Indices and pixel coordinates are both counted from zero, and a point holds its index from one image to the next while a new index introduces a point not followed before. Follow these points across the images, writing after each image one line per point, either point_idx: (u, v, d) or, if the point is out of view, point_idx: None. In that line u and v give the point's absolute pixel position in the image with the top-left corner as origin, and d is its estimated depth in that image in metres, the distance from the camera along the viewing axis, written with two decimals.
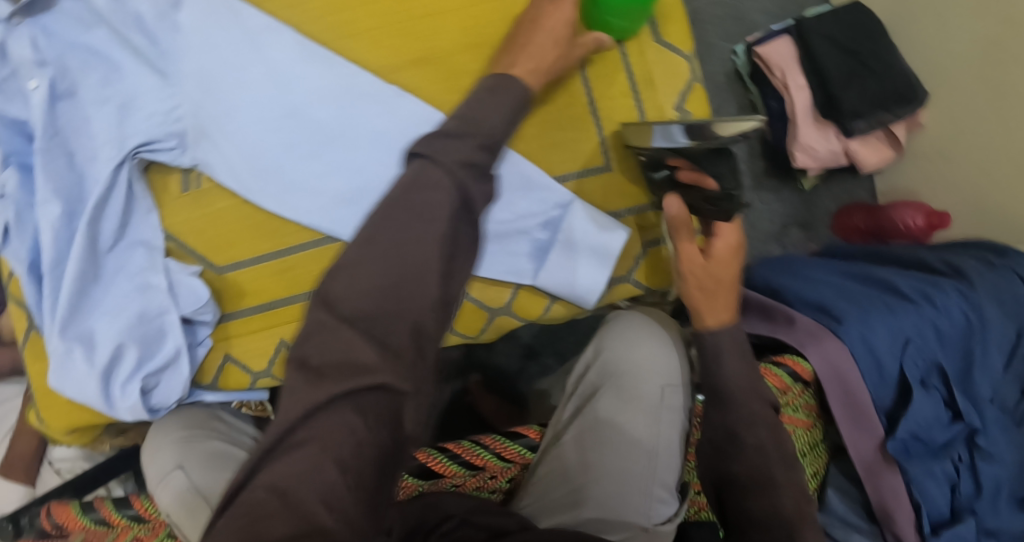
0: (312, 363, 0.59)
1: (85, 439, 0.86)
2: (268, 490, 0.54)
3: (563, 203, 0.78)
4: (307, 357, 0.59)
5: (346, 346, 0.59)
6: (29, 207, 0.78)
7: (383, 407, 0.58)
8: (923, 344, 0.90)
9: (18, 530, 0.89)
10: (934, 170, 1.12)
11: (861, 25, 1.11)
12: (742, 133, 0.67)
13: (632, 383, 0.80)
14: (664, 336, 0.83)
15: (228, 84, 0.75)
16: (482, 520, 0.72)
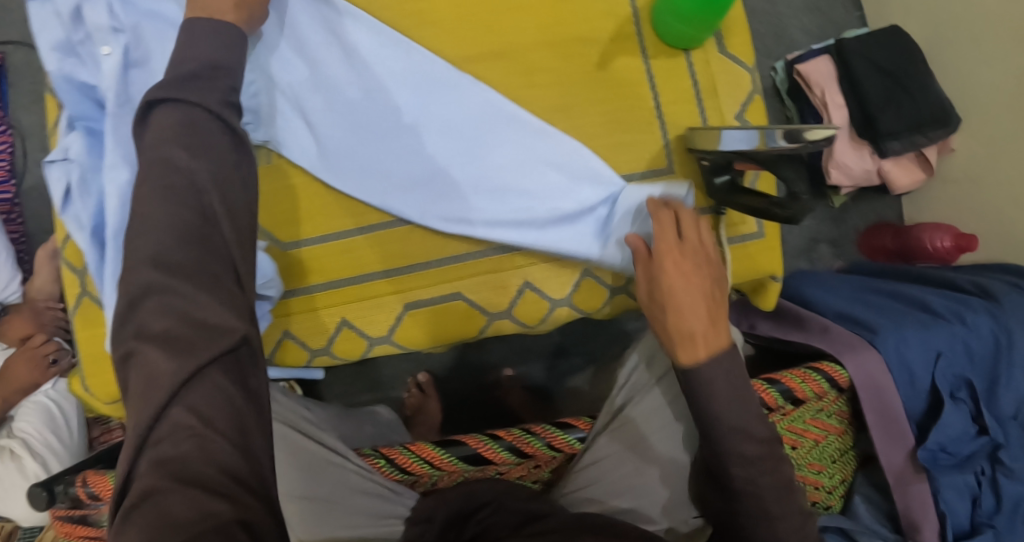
0: (152, 333, 0.54)
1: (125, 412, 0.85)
2: (157, 470, 0.51)
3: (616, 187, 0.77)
4: (145, 328, 0.54)
5: (187, 306, 0.54)
6: (95, 172, 0.78)
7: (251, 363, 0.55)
8: (954, 358, 0.91)
9: (51, 500, 0.87)
10: (962, 194, 1.15)
11: (900, 48, 1.14)
12: (819, 141, 0.70)
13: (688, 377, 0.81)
14: None
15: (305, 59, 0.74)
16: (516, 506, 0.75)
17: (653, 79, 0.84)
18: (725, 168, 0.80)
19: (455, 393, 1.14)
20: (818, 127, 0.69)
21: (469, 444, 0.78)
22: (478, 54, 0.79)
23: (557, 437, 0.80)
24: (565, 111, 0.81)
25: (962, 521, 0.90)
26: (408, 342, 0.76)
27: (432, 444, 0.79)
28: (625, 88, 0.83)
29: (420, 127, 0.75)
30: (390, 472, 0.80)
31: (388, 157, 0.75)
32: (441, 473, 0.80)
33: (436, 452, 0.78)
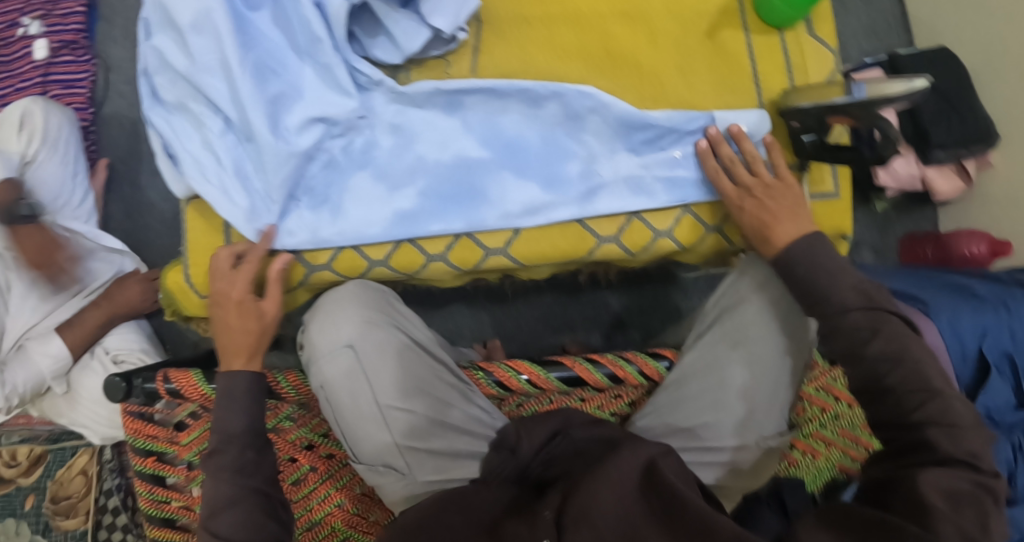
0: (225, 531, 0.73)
1: None
2: None
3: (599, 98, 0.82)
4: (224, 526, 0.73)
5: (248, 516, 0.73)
6: (219, 183, 0.80)
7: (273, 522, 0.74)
8: (999, 336, 0.98)
9: (128, 393, 0.87)
10: (997, 208, 1.24)
11: (949, 70, 1.23)
12: (910, 89, 0.77)
13: (778, 311, 0.83)
14: None
15: (431, 140, 0.82)
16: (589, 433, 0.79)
17: (753, 52, 0.90)
18: (813, 127, 0.84)
19: (520, 349, 1.19)
20: (895, 81, 0.78)
21: (567, 366, 0.83)
22: (613, 12, 0.88)
23: (649, 365, 0.85)
24: (683, 70, 0.88)
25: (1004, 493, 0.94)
26: (524, 258, 0.83)
27: (533, 363, 0.83)
28: (732, 57, 0.89)
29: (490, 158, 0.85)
30: (487, 386, 0.84)
31: (529, 126, 0.83)
32: (536, 393, 0.84)
33: (537, 371, 0.82)
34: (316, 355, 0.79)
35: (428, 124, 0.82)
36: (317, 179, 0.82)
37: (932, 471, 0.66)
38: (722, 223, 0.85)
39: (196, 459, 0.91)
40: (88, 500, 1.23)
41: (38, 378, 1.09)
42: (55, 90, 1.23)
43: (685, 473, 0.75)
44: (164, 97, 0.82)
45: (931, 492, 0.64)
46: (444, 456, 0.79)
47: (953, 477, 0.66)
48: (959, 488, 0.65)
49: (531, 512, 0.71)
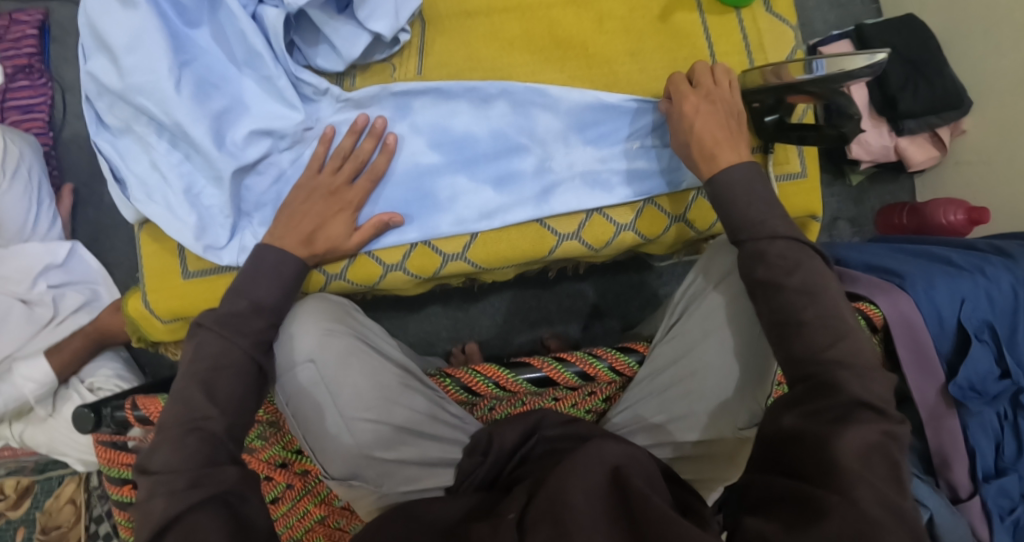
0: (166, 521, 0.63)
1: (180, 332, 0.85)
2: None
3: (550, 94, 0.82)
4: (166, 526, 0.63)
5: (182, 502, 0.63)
6: (166, 202, 0.79)
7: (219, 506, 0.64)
8: (978, 304, 0.96)
9: (97, 423, 0.85)
10: (974, 174, 1.22)
11: (915, 34, 1.20)
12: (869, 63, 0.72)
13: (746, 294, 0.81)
14: None
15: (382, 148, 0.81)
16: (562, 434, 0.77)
17: (708, 32, 0.88)
18: (774, 107, 0.81)
19: (496, 347, 1.18)
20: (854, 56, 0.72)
21: (535, 366, 0.82)
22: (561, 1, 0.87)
23: (619, 360, 0.84)
24: (637, 54, 0.86)
25: (988, 464, 0.95)
26: (482, 260, 0.82)
27: (500, 366, 0.82)
28: (686, 37, 0.87)
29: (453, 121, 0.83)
30: (455, 392, 0.83)
31: (477, 125, 0.83)
32: (506, 395, 0.83)
33: (503, 373, 0.81)
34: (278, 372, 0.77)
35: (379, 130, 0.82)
36: (266, 192, 0.81)
37: (845, 431, 0.61)
38: (683, 213, 0.85)
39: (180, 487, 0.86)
40: (78, 529, 1.18)
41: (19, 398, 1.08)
42: (14, 117, 1.21)
43: (654, 477, 0.71)
44: (108, 122, 0.81)
45: (848, 454, 0.60)
46: (415, 466, 0.77)
47: (861, 432, 0.61)
48: (872, 446, 0.61)
49: (497, 515, 0.69)
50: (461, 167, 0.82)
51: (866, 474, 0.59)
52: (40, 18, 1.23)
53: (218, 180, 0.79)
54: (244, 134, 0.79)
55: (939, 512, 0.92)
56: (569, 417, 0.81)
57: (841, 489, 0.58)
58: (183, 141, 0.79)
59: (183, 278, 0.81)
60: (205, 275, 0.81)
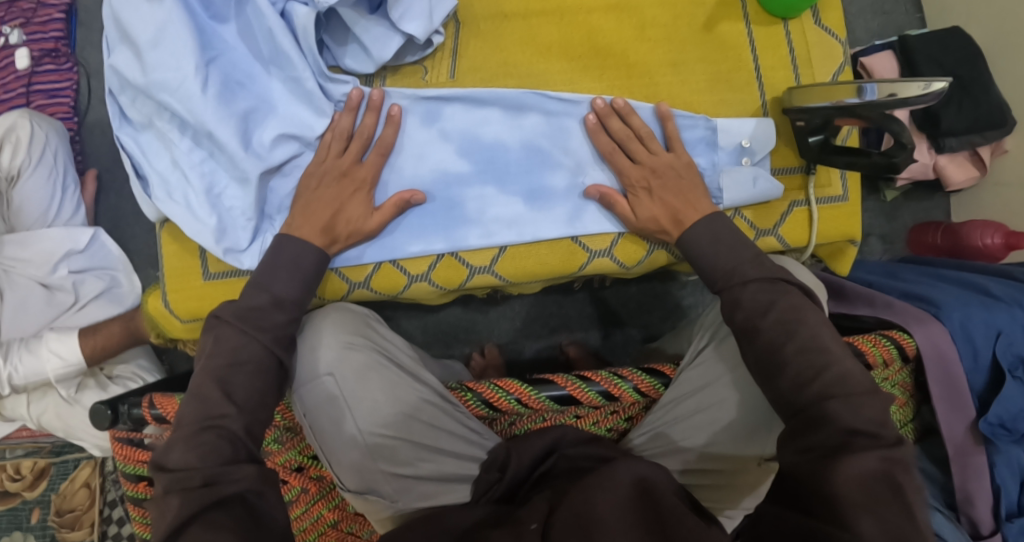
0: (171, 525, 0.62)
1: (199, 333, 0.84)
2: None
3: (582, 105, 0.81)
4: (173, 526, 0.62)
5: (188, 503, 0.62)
6: (186, 200, 0.78)
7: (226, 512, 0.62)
8: (1014, 338, 0.92)
9: (114, 420, 0.83)
10: (1014, 197, 1.19)
11: (961, 48, 1.16)
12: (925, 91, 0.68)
13: None
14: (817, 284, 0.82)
15: (410, 155, 0.80)
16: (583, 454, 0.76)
17: (754, 44, 0.85)
18: (820, 127, 0.79)
19: (515, 353, 1.16)
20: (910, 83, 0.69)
21: (557, 384, 0.80)
22: (601, 6, 0.84)
23: (645, 382, 0.82)
24: (676, 66, 0.84)
25: (1012, 503, 0.93)
26: (510, 275, 0.80)
27: (522, 382, 0.80)
28: (730, 49, 0.85)
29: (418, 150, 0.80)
30: (476, 407, 0.80)
31: (507, 134, 0.81)
32: (527, 411, 0.81)
33: (526, 390, 0.79)
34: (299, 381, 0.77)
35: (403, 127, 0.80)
36: (290, 196, 0.80)
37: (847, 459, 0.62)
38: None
39: None
40: (93, 512, 1.18)
41: (41, 373, 1.09)
42: (39, 100, 1.20)
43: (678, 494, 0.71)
44: (131, 116, 0.80)
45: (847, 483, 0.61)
46: (429, 482, 0.76)
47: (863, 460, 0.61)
48: (874, 474, 0.61)
49: (515, 522, 0.68)
50: (490, 177, 0.80)
51: (870, 506, 0.60)
52: (68, 1, 1.22)
53: (241, 181, 0.78)
54: (268, 136, 0.78)
55: None
56: (594, 438, 0.79)
57: (842, 520, 0.60)
58: (206, 141, 0.78)
59: (203, 280, 0.80)
60: (223, 277, 0.80)
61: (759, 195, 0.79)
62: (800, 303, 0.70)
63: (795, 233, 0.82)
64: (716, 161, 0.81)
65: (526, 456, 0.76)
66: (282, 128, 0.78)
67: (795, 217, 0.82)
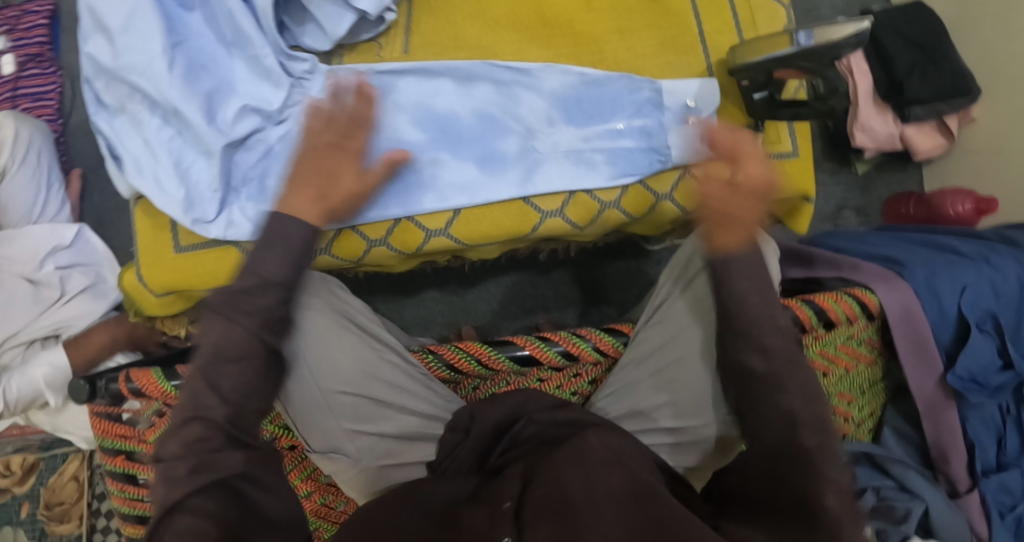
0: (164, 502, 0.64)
1: (171, 307, 0.87)
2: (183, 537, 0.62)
3: (531, 73, 0.84)
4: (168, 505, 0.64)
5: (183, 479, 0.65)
6: (156, 175, 0.80)
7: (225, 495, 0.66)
8: (980, 292, 0.91)
9: (92, 394, 0.85)
10: (984, 164, 1.20)
11: (923, 19, 1.18)
12: (854, 34, 0.72)
13: None
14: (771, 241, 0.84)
15: (366, 126, 0.82)
16: (548, 418, 0.76)
17: (698, 10, 0.87)
18: (764, 83, 0.80)
19: (492, 334, 1.18)
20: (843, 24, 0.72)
21: (519, 345, 0.82)
22: None
23: (604, 340, 0.83)
24: (624, 33, 0.86)
25: (989, 459, 0.92)
26: (466, 237, 0.82)
27: (482, 343, 0.81)
28: (674, 17, 0.86)
29: (373, 121, 0.82)
30: (439, 369, 0.83)
31: (462, 104, 0.83)
32: (490, 374, 0.83)
33: (486, 350, 0.81)
34: None
35: None
36: (254, 168, 0.82)
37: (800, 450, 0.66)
38: (670, 190, 0.84)
39: None
40: (81, 504, 1.20)
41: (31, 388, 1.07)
42: (24, 103, 1.24)
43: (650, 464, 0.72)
44: (106, 100, 0.82)
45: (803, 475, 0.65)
46: (396, 442, 0.79)
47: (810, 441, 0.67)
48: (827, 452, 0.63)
49: (490, 500, 0.68)
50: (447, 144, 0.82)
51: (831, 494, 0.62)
52: (51, 7, 1.26)
53: (207, 154, 0.80)
54: (230, 111, 0.80)
55: (935, 506, 0.90)
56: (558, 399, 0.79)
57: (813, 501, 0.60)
58: (174, 119, 0.81)
59: (175, 253, 0.82)
60: (195, 249, 0.82)
61: (708, 151, 0.81)
62: (750, 252, 0.71)
63: None
64: (663, 121, 0.83)
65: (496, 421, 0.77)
66: (246, 104, 0.81)
67: None
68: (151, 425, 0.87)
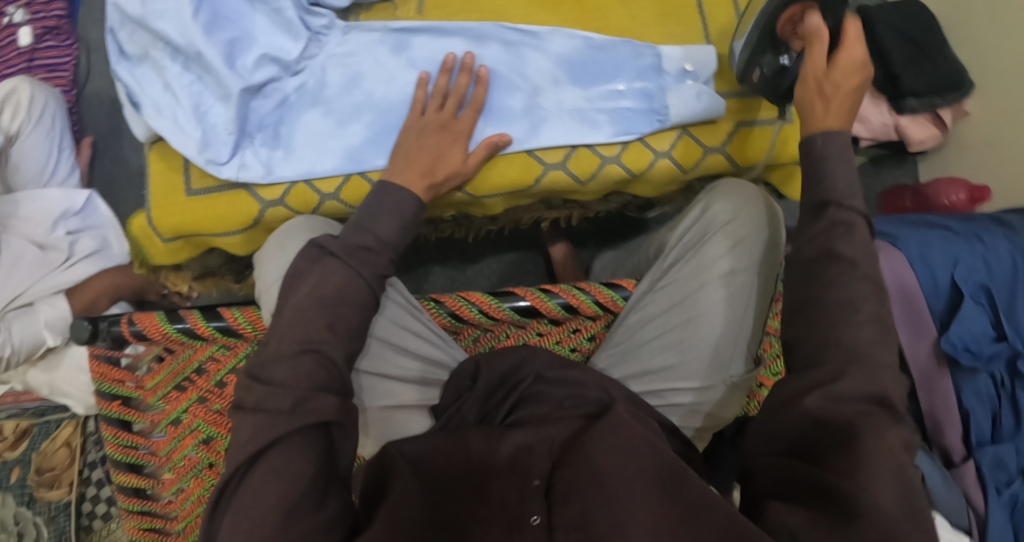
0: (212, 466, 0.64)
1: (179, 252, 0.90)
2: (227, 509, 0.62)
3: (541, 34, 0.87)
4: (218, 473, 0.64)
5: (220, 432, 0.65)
6: (176, 118, 0.82)
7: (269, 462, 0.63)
8: (973, 265, 0.95)
9: (94, 335, 0.83)
10: (977, 158, 1.23)
11: (916, 16, 1.21)
12: None
13: (737, 229, 0.81)
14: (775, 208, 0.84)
15: (379, 79, 0.85)
16: (557, 376, 0.76)
17: None
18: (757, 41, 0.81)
19: None
20: None
21: (520, 295, 0.84)
22: None
23: (603, 294, 0.85)
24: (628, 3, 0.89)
25: (983, 432, 0.92)
26: (473, 189, 0.85)
27: (485, 293, 0.84)
28: None
29: (385, 75, 0.85)
30: (442, 318, 0.85)
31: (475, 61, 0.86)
32: (492, 325, 0.86)
33: (488, 300, 0.84)
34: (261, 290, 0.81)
35: (370, 51, 0.86)
36: (269, 115, 0.85)
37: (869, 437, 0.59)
38: (670, 148, 0.86)
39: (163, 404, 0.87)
40: (72, 471, 1.18)
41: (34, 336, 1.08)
42: (40, 74, 1.26)
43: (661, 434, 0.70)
44: (128, 50, 0.84)
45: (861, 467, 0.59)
46: (399, 384, 0.79)
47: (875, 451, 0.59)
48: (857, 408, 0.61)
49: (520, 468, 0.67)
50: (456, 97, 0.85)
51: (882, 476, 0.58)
52: None
53: (225, 99, 0.82)
54: (251, 57, 0.82)
55: (930, 475, 0.89)
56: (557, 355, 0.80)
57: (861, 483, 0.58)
58: (195, 64, 0.82)
59: (186, 196, 0.85)
60: (207, 193, 0.85)
61: (702, 109, 0.84)
62: None
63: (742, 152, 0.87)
64: (663, 84, 0.86)
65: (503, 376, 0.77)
66: (265, 51, 0.83)
67: (741, 137, 0.87)
68: (151, 370, 0.87)
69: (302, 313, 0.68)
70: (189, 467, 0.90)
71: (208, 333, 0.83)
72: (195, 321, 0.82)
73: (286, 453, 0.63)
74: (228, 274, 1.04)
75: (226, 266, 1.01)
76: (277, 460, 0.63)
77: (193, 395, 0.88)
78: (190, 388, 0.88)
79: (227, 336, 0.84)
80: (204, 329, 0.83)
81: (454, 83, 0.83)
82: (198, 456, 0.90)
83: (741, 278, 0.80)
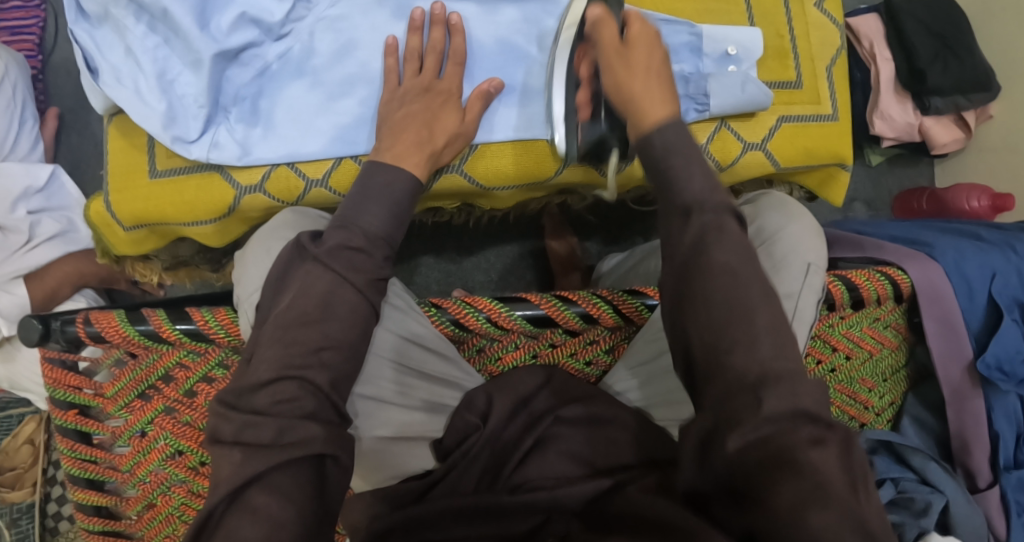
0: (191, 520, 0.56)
1: (156, 234, 0.84)
2: None
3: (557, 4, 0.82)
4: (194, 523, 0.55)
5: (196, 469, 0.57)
6: (139, 88, 0.76)
7: (255, 511, 0.55)
8: (1008, 280, 0.89)
9: (45, 336, 0.74)
10: (998, 162, 1.18)
11: (947, 11, 1.14)
12: None
13: (787, 247, 0.75)
14: (817, 230, 0.79)
15: (374, 45, 0.79)
16: (574, 413, 0.69)
17: None
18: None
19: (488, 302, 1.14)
20: None
21: (533, 302, 0.75)
22: None
23: (625, 302, 0.76)
24: None
25: (1009, 455, 0.88)
26: (480, 176, 0.82)
27: (492, 299, 0.75)
28: None
29: (375, 44, 0.79)
30: (443, 326, 0.75)
31: (487, 31, 0.80)
32: (499, 334, 0.76)
33: (496, 306, 0.74)
34: (241, 291, 0.72)
35: (367, 17, 0.80)
36: (246, 86, 0.79)
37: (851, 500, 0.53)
38: (707, 142, 0.80)
39: (125, 415, 0.79)
40: (36, 471, 1.10)
41: None
42: (2, 38, 1.16)
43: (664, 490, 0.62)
44: (87, 8, 0.75)
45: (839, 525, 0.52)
46: (396, 410, 0.72)
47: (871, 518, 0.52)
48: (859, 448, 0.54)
49: None
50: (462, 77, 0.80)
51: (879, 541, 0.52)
52: None
53: (197, 64, 0.75)
54: (225, 16, 0.75)
55: (956, 501, 0.85)
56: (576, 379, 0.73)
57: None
58: (162, 26, 0.75)
59: (149, 178, 0.80)
60: (173, 175, 0.80)
61: (748, 100, 0.78)
62: None
63: (782, 148, 0.82)
64: (701, 67, 0.79)
65: (515, 410, 0.70)
66: (249, 11, 0.75)
67: (782, 133, 0.82)
68: (111, 376, 0.78)
69: (284, 332, 0.60)
70: (156, 483, 0.81)
71: (174, 338, 0.74)
72: (160, 323, 0.73)
73: (268, 492, 0.55)
74: (203, 263, 0.98)
75: (200, 255, 0.95)
76: (256, 500, 0.55)
77: (160, 405, 0.79)
78: (156, 397, 0.79)
79: (197, 341, 0.75)
80: (170, 332, 0.74)
81: (428, 40, 0.78)
82: (166, 472, 0.81)
83: (793, 304, 0.74)
